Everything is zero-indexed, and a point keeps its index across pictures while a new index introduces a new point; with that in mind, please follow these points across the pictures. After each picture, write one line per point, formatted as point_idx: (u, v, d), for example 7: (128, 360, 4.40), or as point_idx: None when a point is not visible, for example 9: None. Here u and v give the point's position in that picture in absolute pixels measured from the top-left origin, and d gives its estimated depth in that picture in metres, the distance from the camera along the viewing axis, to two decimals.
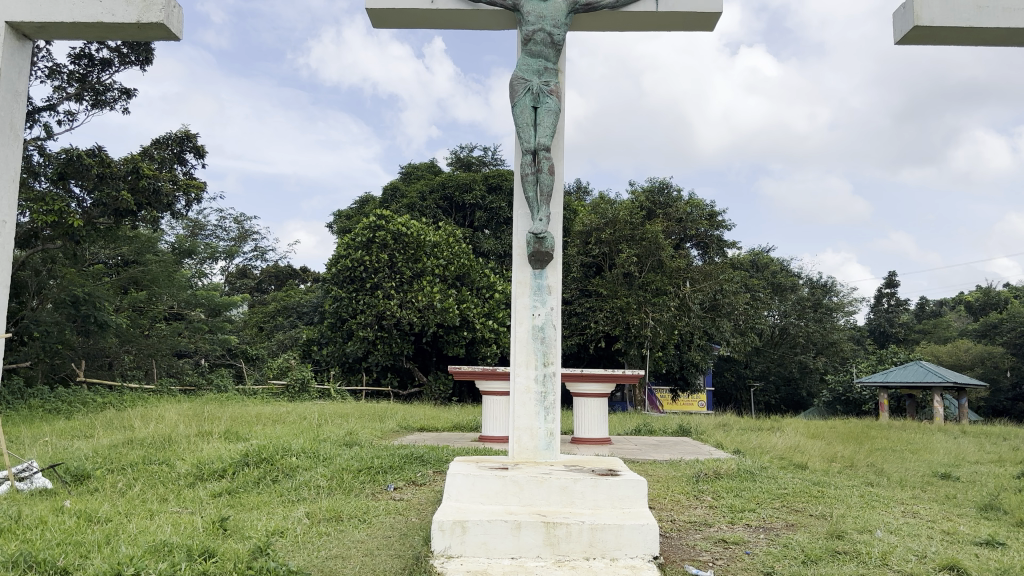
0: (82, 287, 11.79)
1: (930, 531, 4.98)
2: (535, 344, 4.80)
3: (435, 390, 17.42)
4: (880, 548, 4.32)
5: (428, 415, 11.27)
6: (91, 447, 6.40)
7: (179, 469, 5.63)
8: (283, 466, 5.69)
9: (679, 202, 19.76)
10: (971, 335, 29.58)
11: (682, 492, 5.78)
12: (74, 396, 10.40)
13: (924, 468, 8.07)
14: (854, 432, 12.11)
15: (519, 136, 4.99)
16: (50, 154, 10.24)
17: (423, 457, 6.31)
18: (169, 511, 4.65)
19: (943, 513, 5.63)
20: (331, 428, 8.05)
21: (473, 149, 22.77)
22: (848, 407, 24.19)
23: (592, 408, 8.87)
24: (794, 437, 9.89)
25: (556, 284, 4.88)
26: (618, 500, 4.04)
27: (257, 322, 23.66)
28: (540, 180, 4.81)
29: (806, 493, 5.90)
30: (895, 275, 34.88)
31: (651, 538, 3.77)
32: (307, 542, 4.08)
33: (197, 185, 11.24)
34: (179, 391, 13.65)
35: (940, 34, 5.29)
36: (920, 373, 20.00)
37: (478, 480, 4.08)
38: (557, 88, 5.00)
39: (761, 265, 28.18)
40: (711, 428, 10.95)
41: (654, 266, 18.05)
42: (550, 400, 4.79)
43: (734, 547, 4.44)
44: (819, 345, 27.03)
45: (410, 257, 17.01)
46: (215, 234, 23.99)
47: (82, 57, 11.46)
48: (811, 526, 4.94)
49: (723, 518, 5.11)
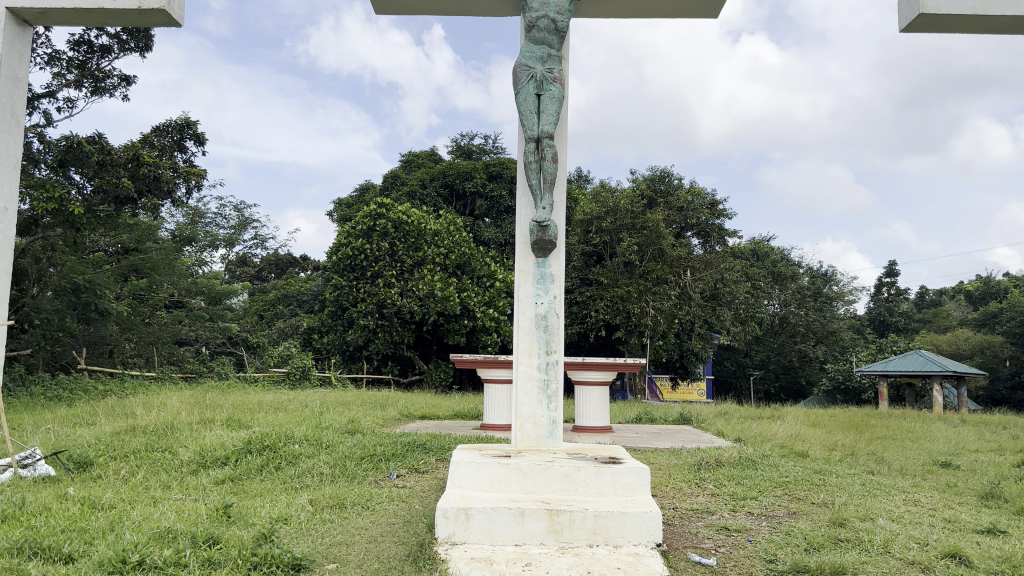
0: (83, 275, 11.77)
1: (932, 519, 4.99)
2: (538, 332, 4.79)
3: (435, 378, 17.46)
4: (882, 536, 4.33)
5: (429, 403, 11.31)
6: (93, 434, 6.40)
7: (181, 457, 5.64)
8: (285, 454, 5.69)
9: (680, 190, 19.68)
10: (971, 325, 29.61)
11: (684, 480, 5.80)
12: (75, 383, 10.40)
13: (925, 457, 8.08)
14: (854, 421, 12.14)
15: (521, 123, 4.95)
16: (49, 140, 10.21)
17: (425, 444, 6.31)
18: (172, 499, 4.65)
19: (944, 501, 5.65)
20: (332, 416, 8.05)
21: (474, 137, 22.68)
22: (848, 396, 24.27)
23: (594, 396, 8.87)
24: (794, 425, 9.91)
25: (558, 272, 4.87)
26: (621, 488, 4.05)
27: (257, 310, 23.64)
28: (543, 168, 4.80)
29: (808, 481, 5.91)
30: (894, 263, 34.98)
31: (654, 526, 3.79)
32: (311, 529, 4.09)
33: (197, 172, 11.20)
34: (181, 378, 13.65)
35: (945, 21, 5.23)
36: (920, 361, 20.02)
37: (482, 468, 4.08)
38: (560, 75, 4.96)
39: (761, 254, 28.19)
40: (711, 416, 10.98)
41: (655, 254, 18.01)
42: (552, 388, 4.78)
43: (736, 535, 4.46)
44: (819, 334, 27.07)
45: (410, 245, 16.95)
46: (215, 222, 23.95)
47: (81, 44, 11.36)
48: (813, 513, 4.96)
49: (725, 506, 5.12)
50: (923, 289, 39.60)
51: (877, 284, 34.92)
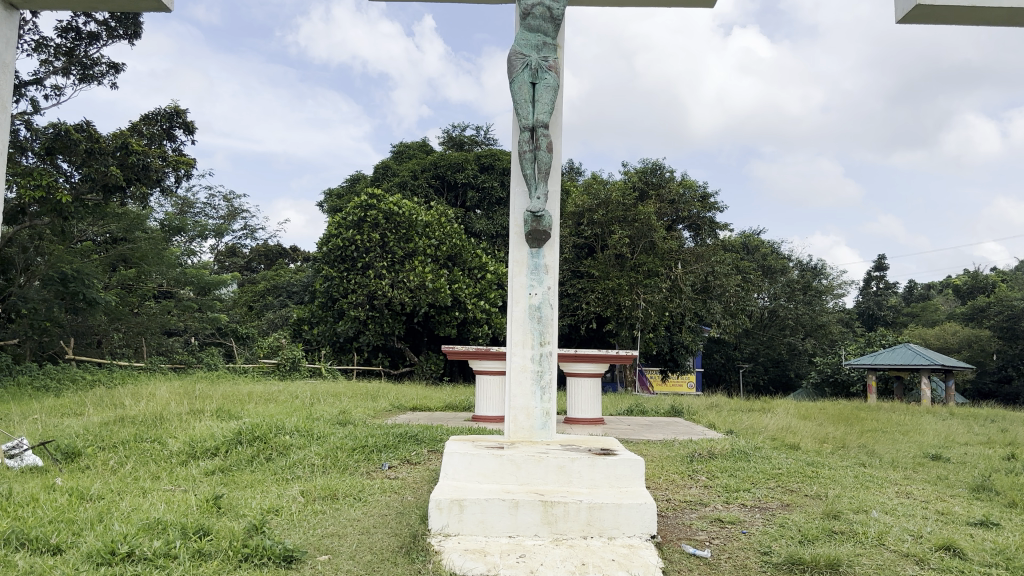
0: (70, 264, 11.59)
1: (925, 511, 5.03)
2: (532, 323, 4.76)
3: (426, 370, 17.42)
4: (876, 528, 4.36)
5: (420, 394, 11.27)
6: (81, 425, 6.32)
7: (171, 448, 5.57)
8: (276, 445, 5.63)
9: (672, 183, 19.70)
10: (959, 319, 29.89)
11: (677, 472, 5.81)
12: (64, 373, 10.28)
13: (915, 449, 8.15)
14: (845, 413, 12.26)
15: (516, 112, 4.91)
16: (37, 128, 10.06)
17: (417, 436, 6.26)
18: (162, 489, 4.60)
19: (936, 494, 5.70)
20: (323, 407, 7.98)
21: (465, 128, 22.56)
22: (837, 389, 24.44)
23: (585, 388, 8.85)
24: (785, 418, 9.96)
25: (553, 263, 4.84)
26: (616, 479, 4.04)
27: (247, 301, 23.42)
28: (538, 158, 4.75)
29: (801, 473, 5.93)
30: (883, 257, 35.37)
31: (649, 518, 3.78)
32: (303, 520, 4.05)
33: (186, 160, 11.04)
34: (170, 368, 13.56)
35: (941, 12, 5.22)
36: (908, 355, 20.15)
37: (475, 459, 4.06)
38: (556, 64, 4.92)
39: (751, 248, 28.29)
40: (702, 408, 11.03)
41: (646, 247, 18.10)
42: (546, 379, 4.76)
43: (730, 527, 4.47)
44: (808, 328, 27.29)
45: (401, 236, 16.86)
46: (204, 211, 23.71)
47: (68, 31, 11.18)
48: (806, 505, 4.98)
49: (718, 497, 5.14)
50: (911, 283, 39.97)
51: (866, 278, 35.22)
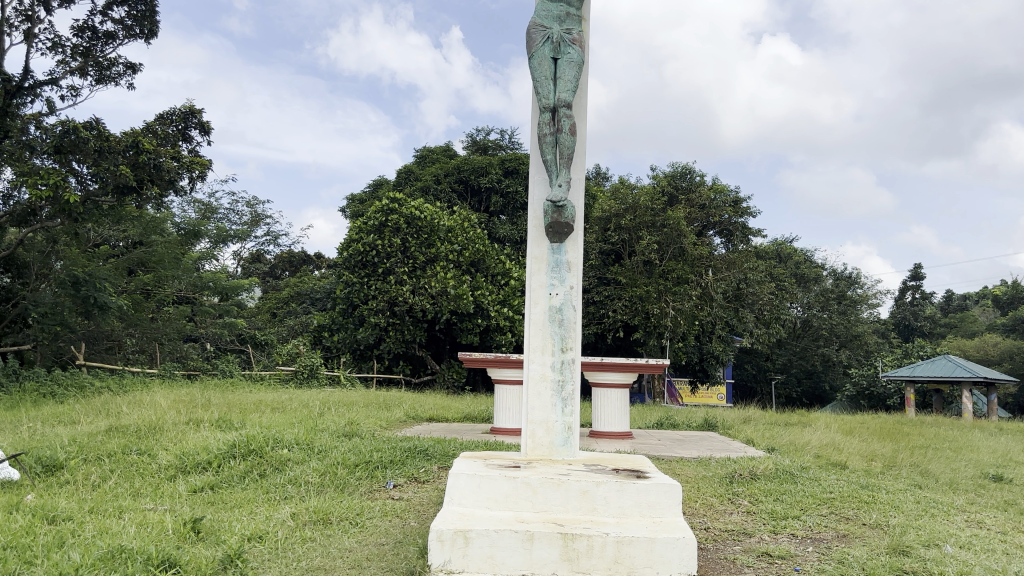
0: (83, 270, 11.33)
1: (1005, 545, 4.35)
2: (552, 327, 4.21)
3: (447, 378, 16.96)
4: (955, 567, 3.70)
5: (437, 404, 10.75)
6: (70, 435, 5.90)
7: (160, 461, 5.14)
8: (272, 460, 5.16)
9: (702, 188, 19.01)
10: (1000, 330, 28.66)
11: (716, 496, 5.19)
12: (72, 378, 10.00)
13: (973, 469, 7.40)
14: (888, 428, 11.48)
15: (536, 91, 4.40)
16: (47, 126, 9.82)
17: (427, 450, 5.75)
18: (140, 509, 4.15)
19: (1011, 523, 5.01)
20: (331, 417, 7.49)
21: (489, 132, 22.16)
22: (873, 402, 23.38)
23: (612, 400, 8.25)
24: (826, 433, 9.24)
25: (576, 260, 4.29)
26: (647, 507, 3.47)
27: (270, 307, 23.15)
28: (560, 142, 4.23)
29: (855, 498, 5.26)
30: (919, 267, 34.22)
31: (688, 555, 3.18)
32: (287, 550, 3.54)
33: (200, 162, 10.71)
34: (184, 375, 13.29)
35: None
36: (949, 367, 19.10)
37: (485, 481, 3.51)
38: (581, 37, 4.39)
39: (783, 256, 27.38)
40: (736, 422, 10.35)
41: (675, 253, 17.40)
42: (568, 390, 4.20)
43: (781, 563, 3.85)
44: (843, 338, 26.25)
45: (423, 241, 16.42)
46: (227, 217, 23.60)
47: (84, 30, 10.97)
48: (867, 537, 4.33)
49: (764, 526, 4.52)
50: (948, 293, 38.61)
51: (901, 288, 33.99)
